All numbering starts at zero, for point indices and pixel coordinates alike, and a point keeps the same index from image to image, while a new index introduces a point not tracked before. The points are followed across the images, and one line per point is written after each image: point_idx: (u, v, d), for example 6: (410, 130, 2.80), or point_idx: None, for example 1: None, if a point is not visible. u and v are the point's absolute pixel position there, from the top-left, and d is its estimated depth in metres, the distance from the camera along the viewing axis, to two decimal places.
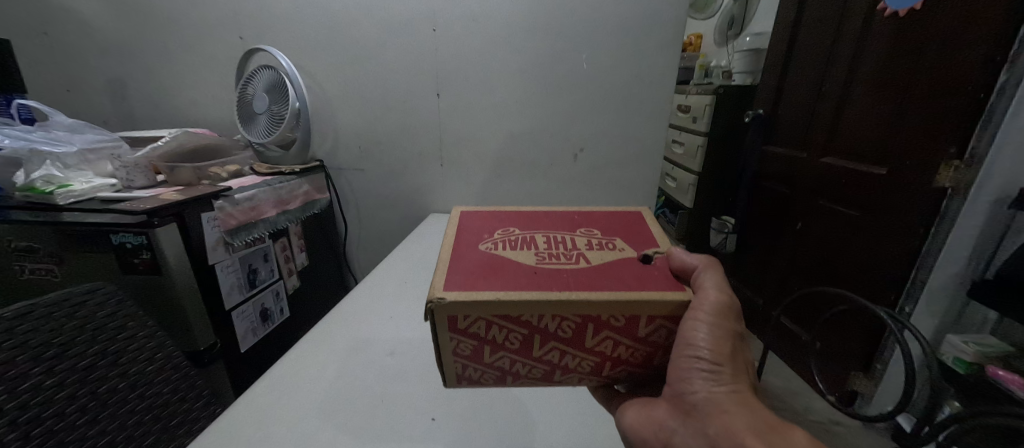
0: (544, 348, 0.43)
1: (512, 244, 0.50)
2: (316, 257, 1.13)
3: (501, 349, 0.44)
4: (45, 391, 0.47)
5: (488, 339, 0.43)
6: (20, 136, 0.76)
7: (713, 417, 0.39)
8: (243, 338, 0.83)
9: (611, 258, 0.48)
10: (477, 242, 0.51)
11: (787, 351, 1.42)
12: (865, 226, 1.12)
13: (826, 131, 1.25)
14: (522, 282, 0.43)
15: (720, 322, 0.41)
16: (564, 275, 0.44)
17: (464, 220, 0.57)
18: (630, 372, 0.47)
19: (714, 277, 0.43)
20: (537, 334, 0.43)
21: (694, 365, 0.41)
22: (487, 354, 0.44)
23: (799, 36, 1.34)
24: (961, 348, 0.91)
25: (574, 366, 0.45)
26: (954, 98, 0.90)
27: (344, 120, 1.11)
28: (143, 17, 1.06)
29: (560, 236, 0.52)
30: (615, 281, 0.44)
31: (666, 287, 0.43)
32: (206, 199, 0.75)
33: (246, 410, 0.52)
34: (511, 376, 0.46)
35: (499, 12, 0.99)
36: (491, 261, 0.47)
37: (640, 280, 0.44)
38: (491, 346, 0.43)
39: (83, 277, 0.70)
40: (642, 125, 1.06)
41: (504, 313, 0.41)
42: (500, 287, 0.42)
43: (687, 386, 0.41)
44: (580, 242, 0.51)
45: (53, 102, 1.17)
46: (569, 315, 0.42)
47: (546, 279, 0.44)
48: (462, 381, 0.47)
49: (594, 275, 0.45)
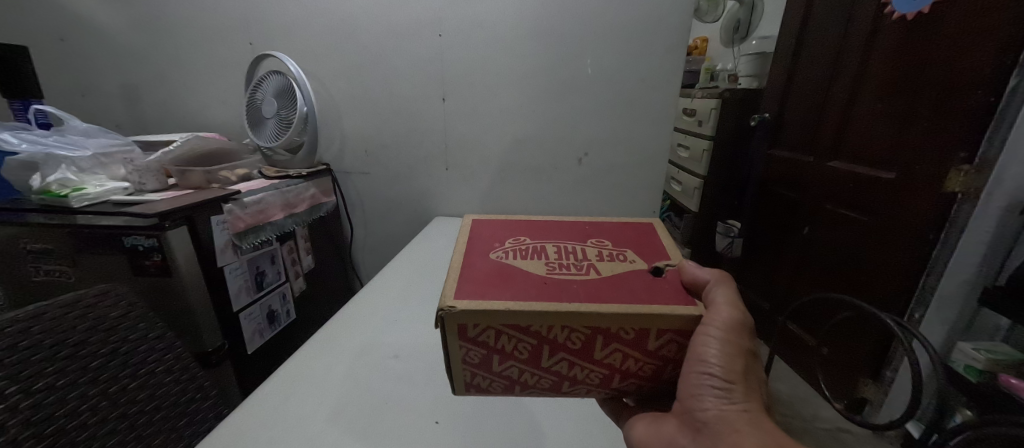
0: (553, 359, 0.43)
1: (522, 253, 0.51)
2: (322, 259, 1.14)
3: (510, 359, 0.44)
4: (58, 390, 0.48)
5: (497, 348, 0.43)
6: (37, 140, 0.78)
7: (724, 435, 0.40)
8: (250, 340, 0.84)
9: (621, 270, 0.48)
10: (488, 251, 0.51)
11: (795, 357, 1.40)
12: (873, 231, 1.11)
13: (834, 135, 1.24)
14: (532, 292, 0.43)
15: (731, 339, 0.41)
16: (574, 286, 0.44)
17: (476, 228, 0.57)
18: (639, 385, 0.46)
19: (726, 292, 0.43)
20: (546, 344, 0.43)
21: (705, 381, 0.41)
22: (496, 363, 0.44)
23: (806, 40, 1.33)
24: (972, 356, 0.89)
25: (582, 378, 0.45)
26: (964, 102, 0.89)
27: (351, 125, 1.13)
28: (155, 24, 1.08)
29: (571, 247, 0.53)
30: (625, 293, 0.44)
31: (678, 301, 0.43)
32: (216, 202, 0.76)
33: (253, 411, 0.53)
34: (519, 385, 0.46)
35: (504, 16, 1.00)
36: (501, 270, 0.47)
37: (651, 293, 0.44)
38: (499, 355, 0.44)
39: (96, 279, 0.72)
40: (647, 130, 1.06)
41: (513, 323, 0.42)
42: (509, 296, 0.43)
43: (698, 403, 0.42)
44: (591, 254, 0.51)
45: (69, 106, 1.19)
46: (578, 326, 0.42)
47: (556, 289, 0.44)
48: (470, 389, 0.47)
49: (604, 287, 0.45)
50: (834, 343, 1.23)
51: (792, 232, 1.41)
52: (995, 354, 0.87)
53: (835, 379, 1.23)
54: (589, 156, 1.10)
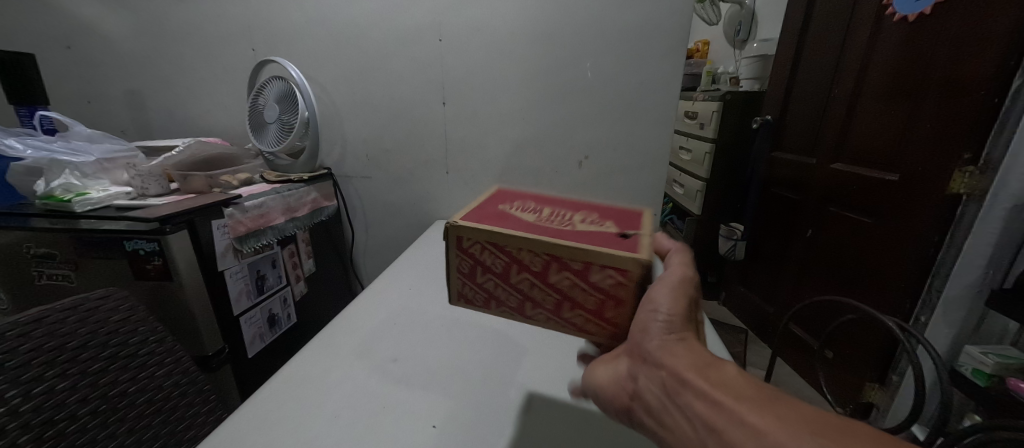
0: (520, 279, 0.45)
1: (522, 206, 0.52)
2: (323, 264, 1.14)
3: (488, 273, 0.46)
4: (58, 394, 0.48)
5: (480, 262, 0.46)
6: (41, 146, 0.79)
7: (664, 361, 0.38)
8: (251, 344, 0.85)
9: (585, 226, 0.46)
10: (498, 201, 0.54)
11: (801, 360, 1.39)
12: (877, 233, 1.10)
13: (837, 136, 1.23)
14: (518, 224, 0.46)
15: (679, 286, 0.42)
16: (552, 225, 0.46)
17: (504, 191, 0.61)
18: (592, 322, 0.45)
19: (680, 258, 0.46)
20: (515, 264, 0.44)
21: (652, 317, 0.40)
22: (478, 274, 0.47)
23: (807, 41, 1.33)
24: (980, 360, 0.87)
25: (542, 303, 0.45)
26: (967, 102, 0.88)
27: (352, 129, 1.14)
28: (160, 30, 1.10)
29: (568, 207, 0.52)
30: (590, 235, 0.44)
31: (631, 246, 0.42)
32: (217, 207, 0.77)
33: (249, 418, 0.52)
34: (494, 302, 0.48)
35: (503, 20, 1.00)
36: (506, 210, 0.50)
37: (610, 239, 0.44)
38: (480, 268, 0.46)
39: (96, 283, 0.72)
40: (646, 133, 1.06)
41: (493, 240, 0.44)
42: (498, 223, 0.45)
43: (642, 337, 0.40)
44: (577, 213, 0.50)
45: (75, 113, 1.21)
46: (535, 254, 0.43)
47: (537, 225, 0.46)
48: (461, 300, 0.49)
49: (566, 232, 0.45)
50: (839, 346, 1.22)
51: (796, 235, 1.40)
52: (1003, 357, 0.85)
53: (841, 383, 1.21)
54: (590, 159, 1.10)
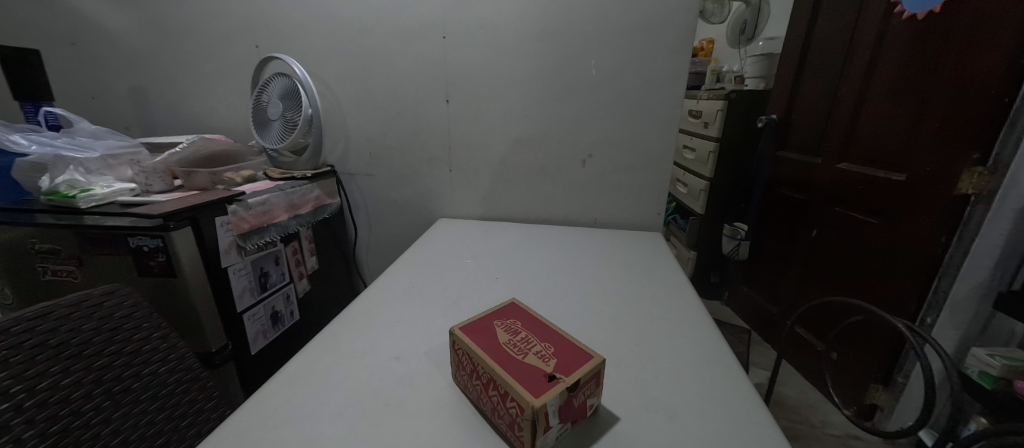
0: (473, 383, 0.51)
1: (509, 325, 0.55)
2: (326, 261, 1.14)
3: (459, 370, 0.54)
4: (62, 390, 0.49)
5: (456, 359, 0.54)
6: (46, 142, 0.80)
7: None
8: (254, 340, 0.85)
9: (530, 360, 0.49)
10: (499, 314, 0.58)
11: (805, 361, 1.38)
12: (883, 233, 1.09)
13: (844, 136, 1.22)
14: (489, 344, 0.51)
15: None
16: (510, 354, 0.50)
17: None
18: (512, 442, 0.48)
19: None
20: (471, 371, 0.51)
21: None
22: (455, 368, 0.55)
23: (814, 38, 1.32)
24: (987, 362, 0.86)
25: (484, 406, 0.50)
26: (978, 101, 0.87)
27: (355, 126, 1.14)
28: (164, 27, 1.10)
29: (543, 336, 0.53)
30: (524, 372, 0.47)
31: (536, 390, 0.45)
32: (220, 204, 0.76)
33: (252, 415, 0.52)
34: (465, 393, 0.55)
35: (507, 17, 1.00)
36: (506, 325, 0.55)
37: (530, 379, 0.46)
38: (456, 363, 0.54)
39: (101, 278, 0.72)
40: (651, 131, 1.05)
41: (462, 349, 0.52)
42: (477, 338, 0.52)
43: None
44: (544, 343, 0.52)
45: (80, 109, 1.21)
46: (479, 370, 0.49)
47: (502, 351, 0.50)
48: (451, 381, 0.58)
49: (512, 361, 0.49)
50: (844, 347, 1.21)
51: (802, 235, 1.39)
52: (1011, 360, 0.84)
53: (845, 384, 1.21)
54: (594, 158, 1.10)
